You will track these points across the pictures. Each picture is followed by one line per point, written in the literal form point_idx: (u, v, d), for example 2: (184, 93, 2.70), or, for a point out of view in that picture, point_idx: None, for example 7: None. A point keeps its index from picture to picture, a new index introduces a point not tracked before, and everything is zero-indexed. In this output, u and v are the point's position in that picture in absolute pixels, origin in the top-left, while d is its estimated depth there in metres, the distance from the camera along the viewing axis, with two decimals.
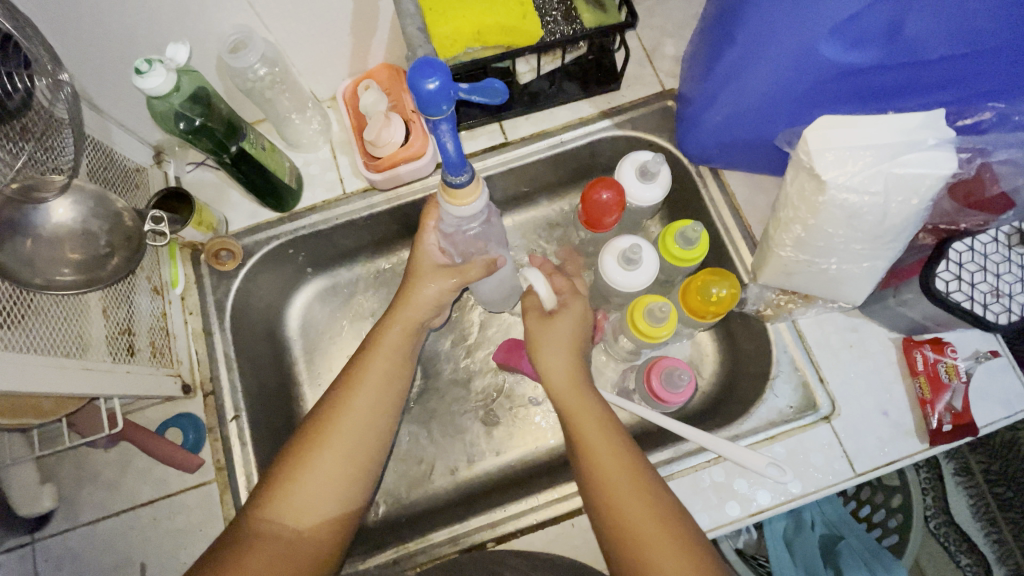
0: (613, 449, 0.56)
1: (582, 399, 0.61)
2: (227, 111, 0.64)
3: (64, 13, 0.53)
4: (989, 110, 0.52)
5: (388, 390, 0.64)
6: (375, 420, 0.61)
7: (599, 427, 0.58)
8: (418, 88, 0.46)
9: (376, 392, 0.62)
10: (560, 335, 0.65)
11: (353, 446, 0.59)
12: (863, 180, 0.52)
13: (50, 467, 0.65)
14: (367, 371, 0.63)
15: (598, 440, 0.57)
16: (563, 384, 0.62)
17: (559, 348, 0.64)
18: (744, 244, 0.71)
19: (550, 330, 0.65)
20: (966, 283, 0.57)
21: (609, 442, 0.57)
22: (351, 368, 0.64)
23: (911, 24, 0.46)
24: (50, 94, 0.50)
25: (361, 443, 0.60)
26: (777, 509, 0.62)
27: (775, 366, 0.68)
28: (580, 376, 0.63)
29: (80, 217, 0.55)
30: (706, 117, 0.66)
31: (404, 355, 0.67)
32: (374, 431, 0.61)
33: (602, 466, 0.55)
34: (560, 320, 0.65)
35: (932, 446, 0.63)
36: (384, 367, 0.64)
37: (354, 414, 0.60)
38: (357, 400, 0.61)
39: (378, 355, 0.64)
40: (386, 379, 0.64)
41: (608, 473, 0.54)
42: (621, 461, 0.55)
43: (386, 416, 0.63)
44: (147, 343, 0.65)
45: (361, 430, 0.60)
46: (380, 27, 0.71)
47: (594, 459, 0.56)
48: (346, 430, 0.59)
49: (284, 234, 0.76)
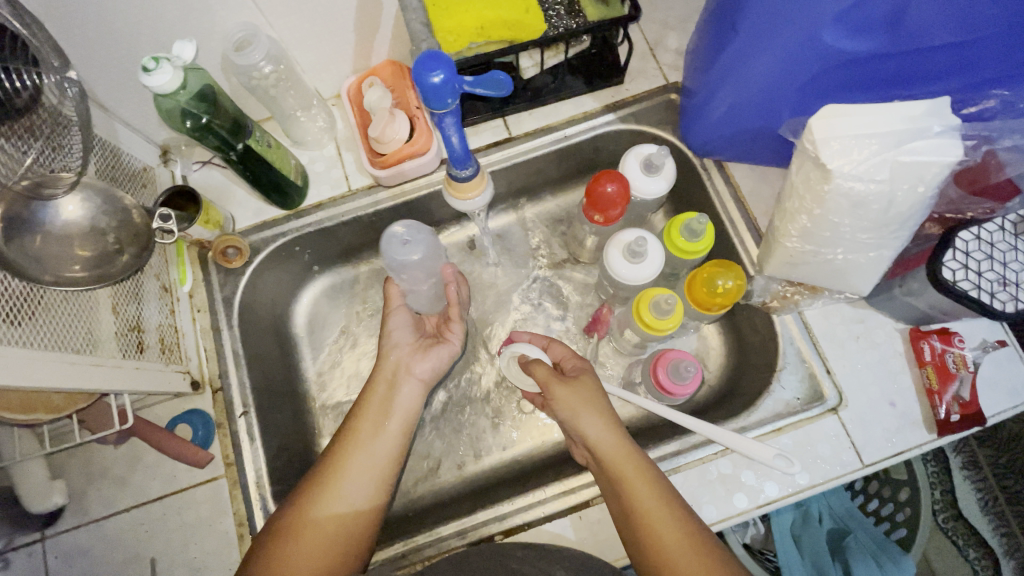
0: (674, 524, 0.52)
1: (637, 473, 0.55)
2: (233, 109, 0.64)
3: (70, 10, 0.54)
4: (993, 97, 0.52)
5: (382, 450, 0.63)
6: (371, 478, 0.61)
7: (654, 499, 0.54)
8: (423, 82, 0.46)
9: (363, 471, 0.61)
10: (584, 397, 0.60)
11: (343, 506, 0.58)
12: (868, 168, 0.52)
13: (61, 463, 0.66)
14: (356, 444, 0.62)
15: (657, 513, 0.53)
16: (601, 432, 0.58)
17: (594, 413, 0.59)
18: (749, 237, 0.71)
19: (574, 395, 0.59)
20: (973, 272, 0.57)
21: (669, 517, 0.53)
22: (332, 452, 0.62)
23: (914, 13, 0.46)
24: (57, 94, 0.49)
25: (354, 509, 0.59)
26: (784, 501, 0.62)
27: (782, 357, 0.68)
28: (625, 443, 0.58)
29: (89, 214, 0.55)
30: (709, 110, 0.66)
31: (403, 414, 0.66)
32: (367, 493, 0.60)
33: (663, 544, 0.52)
34: (580, 385, 0.60)
35: (940, 437, 0.62)
36: (375, 426, 0.64)
37: (347, 490, 0.59)
38: (346, 476, 0.60)
39: (363, 433, 0.63)
40: (378, 449, 0.62)
41: (671, 554, 0.51)
42: (682, 537, 0.52)
43: (380, 479, 0.61)
44: (156, 340, 0.66)
45: (363, 482, 0.60)
46: (384, 24, 0.71)
47: (654, 539, 0.52)
48: (337, 502, 0.58)
49: (291, 232, 0.77)
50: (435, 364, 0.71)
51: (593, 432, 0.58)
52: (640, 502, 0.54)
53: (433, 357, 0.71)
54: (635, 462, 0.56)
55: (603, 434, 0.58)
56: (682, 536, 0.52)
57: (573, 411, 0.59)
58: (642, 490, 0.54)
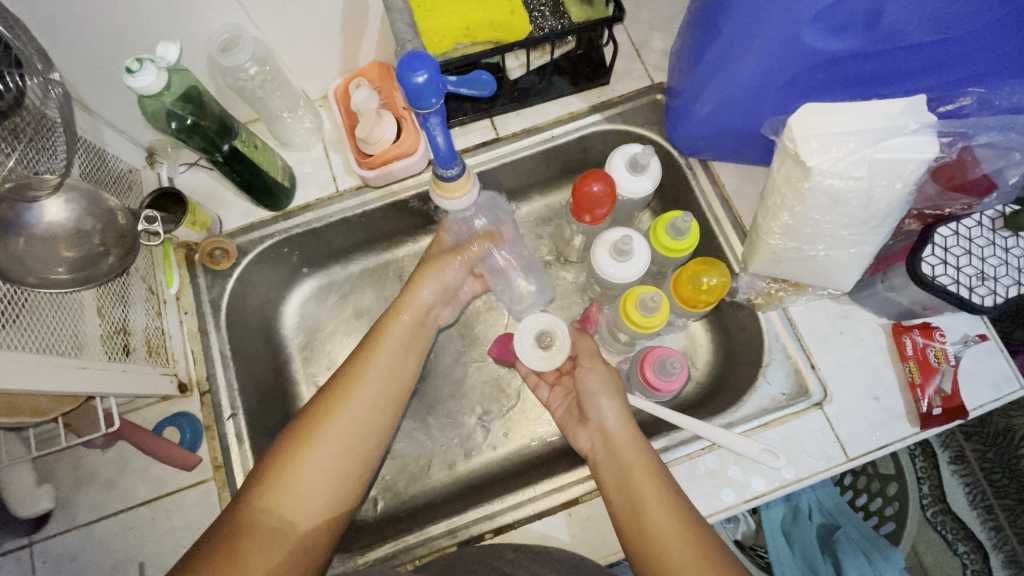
0: (665, 499, 0.54)
1: (642, 459, 0.57)
2: (219, 110, 0.64)
3: (54, 13, 0.54)
4: (969, 95, 0.54)
5: (392, 388, 0.64)
6: (371, 424, 0.61)
7: (656, 488, 0.55)
8: (407, 82, 0.46)
9: (370, 396, 0.62)
10: (605, 382, 0.64)
11: (352, 438, 0.59)
12: (847, 165, 0.53)
13: (48, 468, 0.66)
14: (365, 376, 0.62)
15: (648, 486, 0.55)
16: (609, 413, 0.62)
17: (613, 399, 0.63)
18: (734, 234, 0.72)
19: (598, 377, 0.65)
20: (952, 267, 0.58)
21: (668, 507, 0.54)
22: (343, 377, 0.62)
23: (890, 13, 0.46)
24: (41, 94, 0.49)
25: (354, 443, 0.59)
26: (771, 495, 0.63)
27: (767, 354, 0.68)
28: (636, 435, 0.60)
29: (74, 215, 0.55)
30: (694, 109, 0.66)
31: (407, 364, 0.67)
32: (367, 435, 0.61)
33: (649, 514, 0.54)
34: (607, 368, 0.66)
35: (923, 429, 0.63)
36: (387, 363, 0.65)
37: (351, 410, 0.60)
38: (354, 402, 0.61)
39: (375, 366, 0.64)
40: (389, 380, 0.64)
41: (668, 545, 0.51)
42: (680, 530, 0.52)
43: (385, 418, 0.63)
44: (142, 343, 0.66)
45: (367, 410, 0.61)
46: (371, 25, 0.72)
47: (651, 524, 0.53)
48: (340, 432, 0.59)
49: (279, 233, 0.77)
50: (451, 310, 0.79)
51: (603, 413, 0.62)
52: (643, 492, 0.55)
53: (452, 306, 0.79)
54: (634, 441, 0.59)
55: (611, 415, 0.62)
56: (666, 509, 0.54)
57: (593, 389, 0.64)
58: (644, 479, 0.56)
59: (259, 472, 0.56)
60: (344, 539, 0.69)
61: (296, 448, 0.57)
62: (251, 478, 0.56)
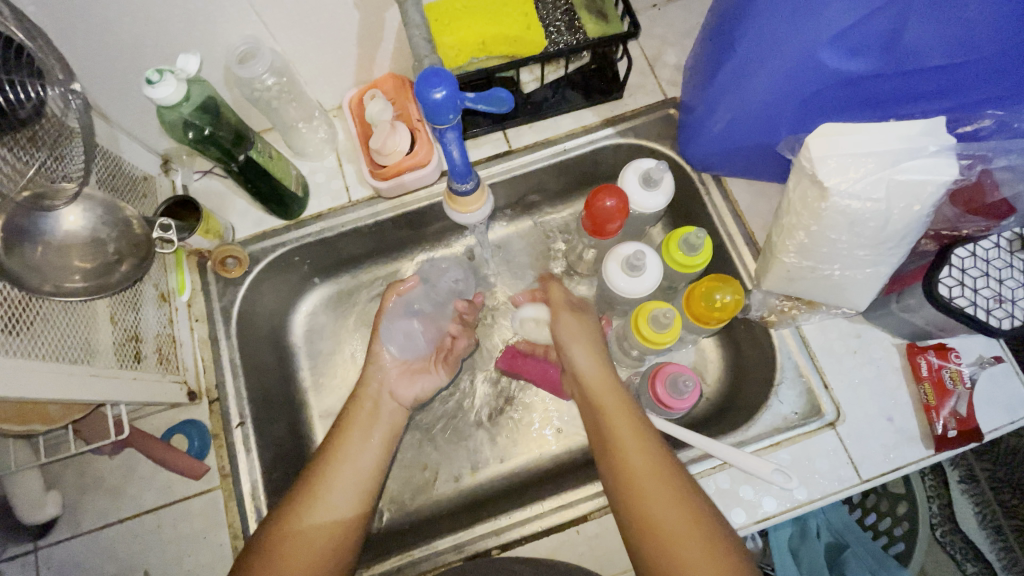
0: (626, 418, 0.59)
1: (609, 389, 0.62)
2: (235, 120, 0.64)
3: (74, 23, 0.55)
4: (988, 117, 0.53)
5: (369, 477, 0.64)
6: (354, 496, 0.61)
7: (619, 408, 0.60)
8: (425, 98, 0.46)
9: (348, 476, 0.62)
10: (578, 329, 0.69)
11: (333, 520, 0.59)
12: (865, 187, 0.52)
13: (55, 474, 0.66)
14: (338, 470, 0.62)
15: (612, 407, 0.60)
16: (582, 353, 0.67)
17: (584, 343, 0.68)
18: (747, 251, 0.72)
19: (571, 324, 0.70)
20: (969, 289, 0.57)
21: (642, 445, 0.56)
22: (309, 480, 0.61)
23: (908, 35, 0.46)
24: (61, 104, 0.50)
25: (336, 521, 0.59)
26: (783, 516, 0.62)
27: (780, 372, 0.68)
28: (605, 371, 0.65)
29: (90, 225, 0.55)
30: (708, 125, 0.66)
31: (376, 447, 0.67)
32: (349, 516, 0.60)
33: (612, 429, 0.58)
34: (579, 317, 0.71)
35: (938, 452, 0.62)
36: (354, 454, 0.64)
37: (333, 495, 0.60)
38: (334, 484, 0.61)
39: (346, 455, 0.64)
40: (360, 467, 0.63)
41: (625, 452, 0.56)
42: (637, 440, 0.56)
43: (362, 512, 0.61)
44: (153, 350, 0.66)
45: (348, 489, 0.61)
46: (387, 37, 0.72)
47: (610, 436, 0.58)
48: (323, 514, 0.58)
49: (290, 242, 0.77)
50: (417, 392, 0.76)
51: (577, 355, 0.67)
52: (608, 413, 0.60)
53: (418, 385, 0.76)
54: (607, 378, 0.64)
55: (584, 353, 0.67)
56: (625, 423, 0.58)
57: (564, 334, 0.69)
58: (620, 423, 0.58)
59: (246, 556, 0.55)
60: None
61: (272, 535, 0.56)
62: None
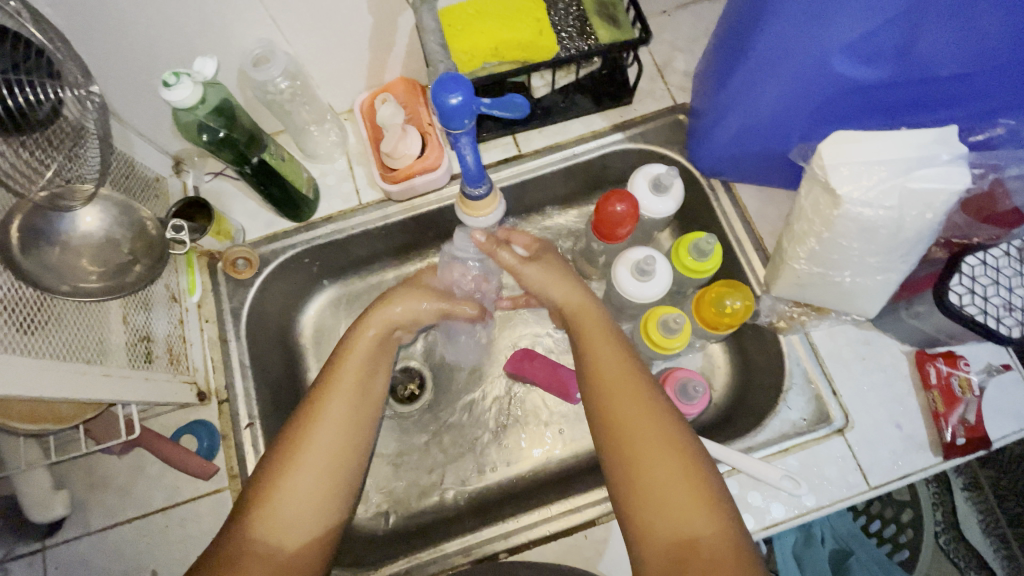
0: (608, 348, 0.58)
1: (591, 319, 0.62)
2: (249, 123, 0.65)
3: (91, 25, 0.55)
4: (1000, 126, 0.53)
5: (351, 448, 0.57)
6: (354, 430, 0.58)
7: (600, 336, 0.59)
8: (441, 103, 0.47)
9: (346, 411, 0.58)
10: (558, 266, 0.67)
11: (332, 463, 0.55)
12: (877, 195, 0.52)
13: (64, 473, 0.66)
14: (335, 406, 0.57)
15: (594, 337, 0.59)
16: (562, 287, 0.65)
17: (563, 277, 0.66)
18: (756, 256, 0.72)
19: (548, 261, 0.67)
20: (980, 297, 0.57)
21: (645, 409, 0.52)
22: (306, 414, 0.57)
23: (923, 44, 0.47)
24: (79, 107, 0.51)
25: (334, 458, 0.55)
26: (791, 523, 0.62)
27: (788, 379, 0.68)
28: (586, 301, 0.64)
29: (106, 224, 0.57)
30: (718, 131, 0.66)
31: (371, 395, 0.61)
32: (347, 451, 0.57)
33: (593, 358, 0.58)
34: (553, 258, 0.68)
35: (947, 459, 0.62)
36: (355, 388, 0.60)
37: (329, 429, 0.56)
38: (328, 419, 0.56)
39: (344, 387, 0.59)
40: (361, 399, 0.60)
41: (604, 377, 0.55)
42: (616, 368, 0.56)
43: (359, 445, 0.58)
44: (164, 350, 0.66)
45: (345, 427, 0.57)
46: (399, 41, 0.72)
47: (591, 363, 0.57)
48: (320, 450, 0.55)
49: (300, 243, 0.77)
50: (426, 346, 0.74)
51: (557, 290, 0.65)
52: (591, 342, 0.59)
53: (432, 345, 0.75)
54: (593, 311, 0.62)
55: (563, 287, 0.65)
56: (607, 351, 0.58)
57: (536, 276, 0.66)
58: (614, 374, 0.55)
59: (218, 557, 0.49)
60: (358, 553, 0.69)
61: (245, 537, 0.50)
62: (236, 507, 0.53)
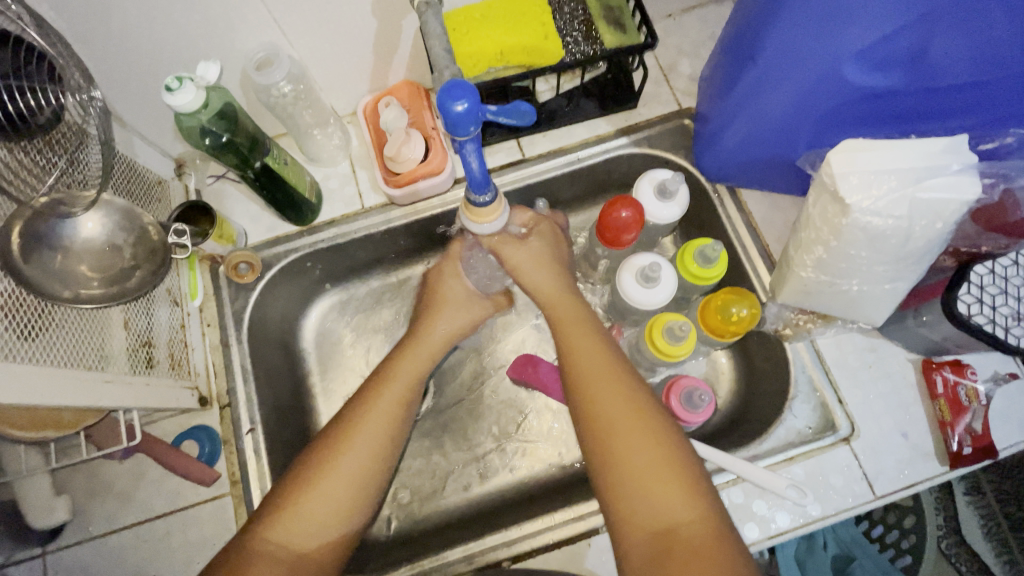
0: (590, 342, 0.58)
1: (573, 312, 0.62)
2: (252, 127, 0.64)
3: (94, 27, 0.55)
4: (1011, 135, 0.52)
5: (384, 456, 0.58)
6: (391, 433, 0.59)
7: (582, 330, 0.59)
8: (447, 110, 0.46)
9: (386, 414, 0.60)
10: (542, 250, 0.66)
11: (366, 464, 0.56)
12: (887, 204, 0.52)
13: (65, 479, 0.65)
14: (374, 409, 0.59)
15: (575, 333, 0.59)
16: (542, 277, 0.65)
17: (547, 264, 0.66)
18: (762, 263, 0.71)
19: (533, 246, 0.66)
20: (988, 306, 0.57)
21: (625, 403, 0.52)
22: (344, 419, 0.58)
23: (935, 51, 0.46)
24: (81, 112, 0.50)
25: (369, 459, 0.56)
26: (796, 532, 0.61)
27: (794, 386, 0.67)
28: (567, 289, 0.65)
29: (108, 230, 0.56)
30: (725, 136, 0.66)
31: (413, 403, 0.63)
32: (385, 455, 0.58)
33: (576, 353, 0.58)
34: (542, 239, 0.67)
35: (952, 469, 0.62)
36: (398, 396, 0.62)
37: (366, 432, 0.58)
38: (368, 423, 0.58)
39: (388, 394, 0.61)
40: (403, 406, 0.62)
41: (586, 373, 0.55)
42: (599, 361, 0.56)
43: (394, 449, 0.59)
44: (166, 355, 0.66)
45: (384, 429, 0.59)
46: (403, 44, 0.72)
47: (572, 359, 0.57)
48: (357, 452, 0.56)
49: (303, 247, 0.77)
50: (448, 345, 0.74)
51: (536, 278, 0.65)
52: (573, 338, 0.59)
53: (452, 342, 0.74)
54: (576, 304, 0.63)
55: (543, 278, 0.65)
56: (591, 346, 0.58)
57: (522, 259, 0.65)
58: (597, 368, 0.55)
59: (237, 555, 0.49)
60: (360, 559, 0.69)
61: (268, 531, 0.51)
62: (262, 508, 0.54)
